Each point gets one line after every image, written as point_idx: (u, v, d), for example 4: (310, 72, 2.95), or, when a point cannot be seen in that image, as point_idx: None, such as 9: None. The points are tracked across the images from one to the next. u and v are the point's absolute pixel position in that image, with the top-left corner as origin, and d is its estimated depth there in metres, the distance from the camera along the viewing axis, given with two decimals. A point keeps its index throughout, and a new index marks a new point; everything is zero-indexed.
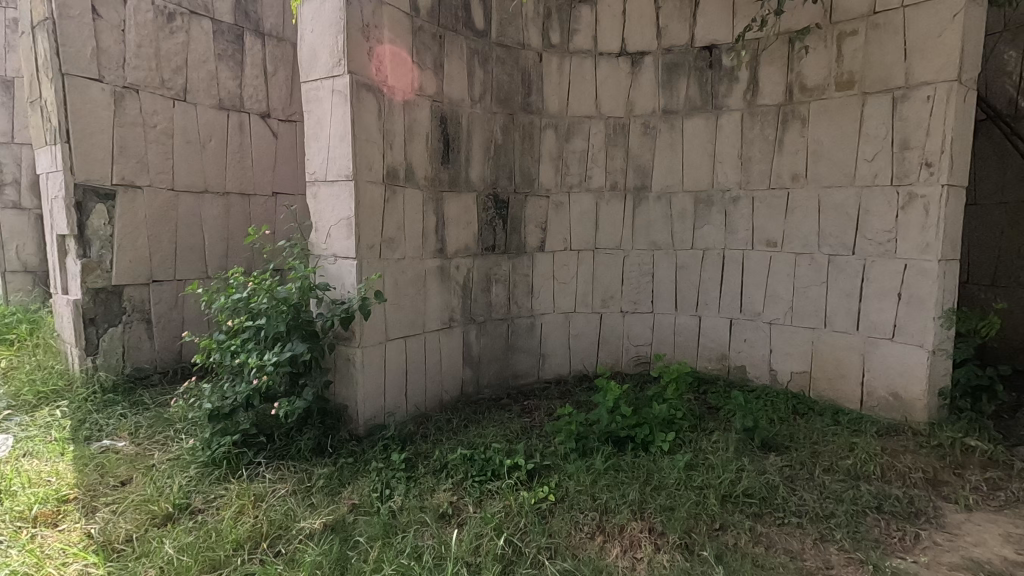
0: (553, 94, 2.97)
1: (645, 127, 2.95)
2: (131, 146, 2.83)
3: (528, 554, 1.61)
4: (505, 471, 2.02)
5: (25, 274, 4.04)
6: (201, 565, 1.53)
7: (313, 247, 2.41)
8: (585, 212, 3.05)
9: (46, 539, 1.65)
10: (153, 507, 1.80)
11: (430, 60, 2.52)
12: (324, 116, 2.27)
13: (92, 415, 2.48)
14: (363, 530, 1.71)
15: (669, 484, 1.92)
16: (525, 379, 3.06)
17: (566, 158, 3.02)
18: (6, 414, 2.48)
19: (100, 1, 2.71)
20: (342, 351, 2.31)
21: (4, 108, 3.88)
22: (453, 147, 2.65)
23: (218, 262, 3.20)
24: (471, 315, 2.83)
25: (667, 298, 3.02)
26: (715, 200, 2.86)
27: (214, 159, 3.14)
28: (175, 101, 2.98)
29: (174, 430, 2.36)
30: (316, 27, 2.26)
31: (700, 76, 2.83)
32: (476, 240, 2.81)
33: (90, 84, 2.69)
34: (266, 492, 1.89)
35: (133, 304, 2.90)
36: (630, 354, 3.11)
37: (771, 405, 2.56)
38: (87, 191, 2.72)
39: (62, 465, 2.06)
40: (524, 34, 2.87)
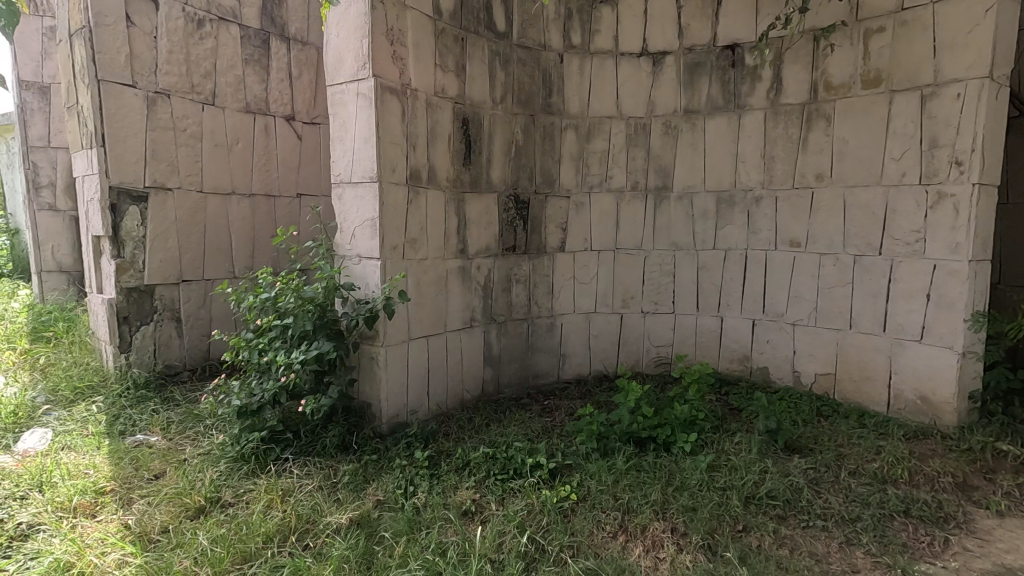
0: (574, 95, 2.98)
1: (666, 127, 2.94)
2: (163, 150, 2.91)
3: (550, 552, 1.63)
4: (527, 470, 2.04)
5: (60, 273, 4.18)
6: (233, 557, 1.58)
7: (338, 248, 2.46)
8: (605, 212, 3.05)
9: (86, 529, 1.72)
10: (186, 499, 1.86)
11: (452, 62, 2.55)
12: (349, 118, 2.32)
13: (125, 411, 2.56)
14: (388, 526, 1.74)
15: (692, 485, 1.92)
16: (545, 379, 3.08)
17: (586, 159, 3.02)
18: (45, 408, 2.57)
19: (133, 10, 2.79)
20: (366, 350, 2.35)
21: (41, 114, 4.03)
22: (475, 148, 2.68)
23: (245, 263, 3.28)
24: (492, 314, 2.85)
25: (688, 299, 3.01)
26: (737, 200, 2.84)
27: (241, 162, 3.21)
28: (204, 105, 3.05)
29: (204, 426, 2.43)
30: (342, 32, 2.31)
31: (723, 75, 2.81)
32: (497, 241, 2.84)
33: (124, 90, 2.77)
34: (293, 487, 1.93)
35: (164, 303, 2.98)
36: (650, 355, 3.10)
37: (794, 407, 2.54)
38: (121, 193, 2.81)
39: (99, 458, 2.13)
40: (545, 35, 2.88)
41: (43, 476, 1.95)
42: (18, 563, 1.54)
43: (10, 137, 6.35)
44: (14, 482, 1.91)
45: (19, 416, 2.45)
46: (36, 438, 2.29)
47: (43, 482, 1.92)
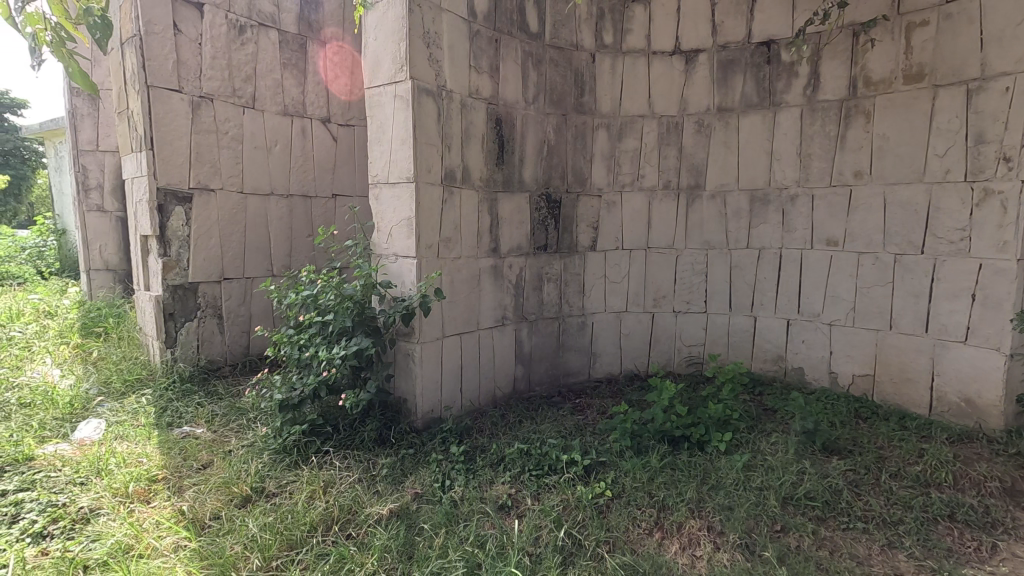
0: (606, 94, 2.99)
1: (699, 125, 2.92)
2: (206, 152, 3.01)
3: (587, 547, 1.64)
4: (561, 466, 2.06)
5: (108, 272, 4.37)
6: (281, 544, 1.64)
7: (376, 247, 2.52)
8: (637, 212, 3.05)
9: (142, 514, 1.80)
10: (234, 488, 1.94)
11: (486, 63, 2.59)
12: (386, 120, 2.37)
13: (173, 403, 2.67)
14: (427, 518, 1.78)
15: (728, 484, 1.91)
16: (576, 377, 3.09)
17: (618, 158, 3.03)
18: (98, 400, 2.69)
19: (181, 18, 2.91)
20: (402, 346, 2.40)
21: (91, 118, 4.22)
22: (508, 148, 2.71)
23: (283, 262, 3.37)
24: (524, 313, 2.88)
25: (721, 299, 2.98)
26: (772, 199, 2.81)
27: (280, 163, 3.30)
28: (244, 108, 3.15)
29: (248, 418, 2.52)
30: (380, 35, 2.36)
31: (757, 72, 2.78)
32: (529, 240, 2.86)
33: (171, 95, 2.88)
34: (334, 478, 1.99)
35: (207, 300, 3.09)
36: (682, 354, 3.08)
37: (832, 408, 2.49)
38: (168, 194, 2.92)
39: (151, 448, 2.23)
40: (578, 35, 2.90)
41: (100, 463, 2.05)
42: (82, 544, 1.63)
43: (60, 142, 6.65)
44: (74, 468, 2.02)
45: (75, 406, 2.57)
46: (91, 427, 2.40)
47: (101, 468, 2.02)
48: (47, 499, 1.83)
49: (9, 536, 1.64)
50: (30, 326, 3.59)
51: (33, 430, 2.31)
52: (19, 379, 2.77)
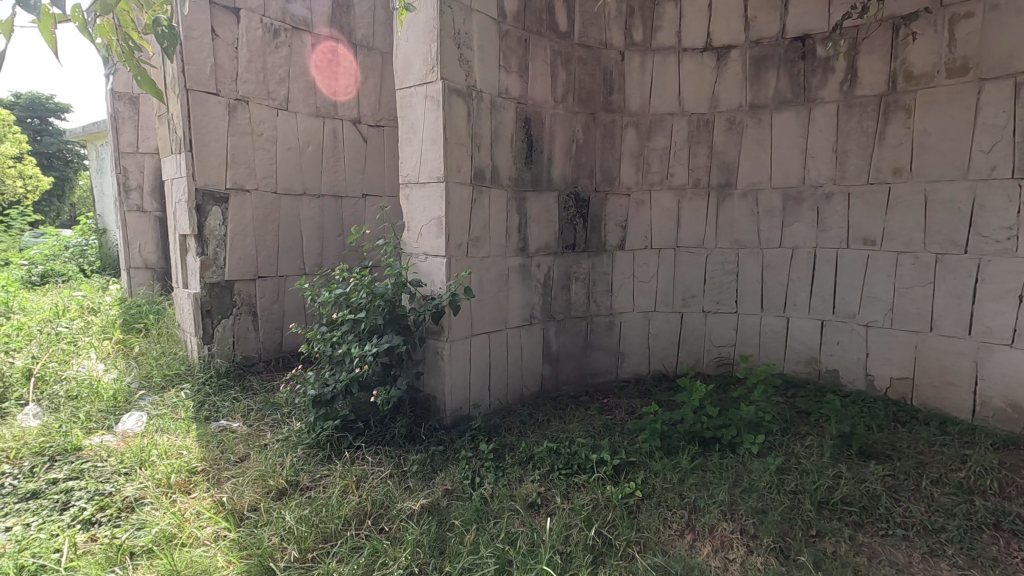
0: (635, 92, 2.97)
1: (730, 123, 2.86)
2: (242, 154, 3.10)
3: (618, 546, 1.64)
4: (591, 466, 2.05)
5: (146, 270, 4.51)
6: (316, 536, 1.68)
7: (405, 246, 2.55)
8: (666, 210, 3.02)
9: (183, 504, 1.87)
10: (270, 481, 1.99)
11: (515, 63, 2.60)
12: (417, 121, 2.40)
13: (210, 398, 2.75)
14: (458, 514, 1.80)
15: (761, 487, 1.88)
16: (603, 377, 3.08)
17: (646, 156, 3.00)
18: (140, 393, 2.79)
19: (218, 23, 3.00)
20: (432, 344, 2.43)
21: (132, 122, 4.37)
22: (536, 147, 2.72)
23: (314, 261, 3.44)
24: (551, 312, 2.89)
25: (752, 299, 2.92)
26: (805, 197, 2.74)
27: (312, 163, 3.36)
28: (278, 110, 3.22)
29: (282, 413, 2.58)
30: (412, 36, 2.38)
31: (791, 68, 2.71)
32: (557, 239, 2.87)
33: (209, 98, 2.97)
34: (367, 473, 2.03)
35: (243, 297, 3.17)
36: (711, 355, 3.03)
37: (868, 411, 2.43)
38: (206, 194, 3.00)
39: (190, 440, 2.30)
40: (607, 33, 2.89)
41: (143, 454, 2.13)
42: (128, 532, 1.70)
43: (102, 144, 6.92)
44: (119, 459, 2.10)
45: (119, 399, 2.67)
46: (133, 419, 2.49)
47: (144, 459, 2.10)
48: (95, 488, 1.91)
49: (62, 522, 1.73)
50: (75, 321, 3.74)
51: (80, 421, 2.41)
52: (66, 372, 2.86)
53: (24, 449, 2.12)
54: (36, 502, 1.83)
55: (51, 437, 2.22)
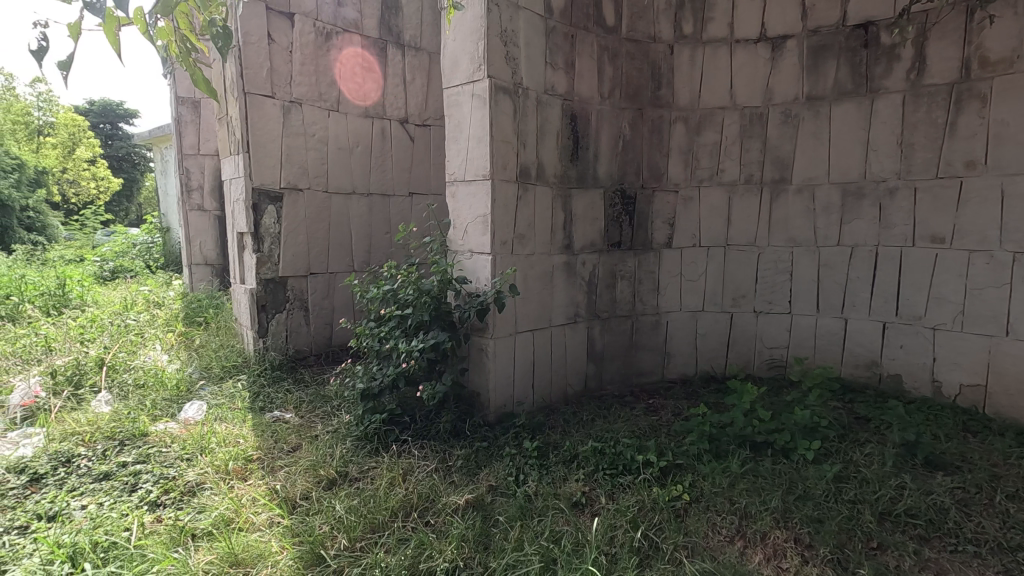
0: (684, 86, 2.89)
1: (786, 115, 2.74)
2: (295, 154, 3.20)
3: (665, 550, 1.61)
4: (637, 467, 2.02)
5: (206, 266, 4.74)
6: (364, 526, 1.72)
7: (451, 243, 2.58)
8: (716, 207, 2.92)
9: (240, 490, 1.95)
10: (321, 470, 2.05)
11: (562, 59, 2.58)
12: (463, 119, 2.41)
13: (265, 389, 2.86)
14: (503, 510, 1.81)
15: (816, 495, 1.80)
16: (649, 377, 3.04)
17: (695, 151, 2.92)
18: (200, 383, 2.93)
19: (274, 28, 3.11)
20: (476, 341, 2.44)
21: (194, 125, 4.59)
22: (582, 144, 2.69)
23: (363, 258, 3.53)
24: (596, 311, 2.86)
25: (807, 299, 2.79)
26: (866, 192, 2.60)
27: (361, 163, 3.44)
28: (329, 111, 3.32)
29: (332, 406, 2.66)
30: (458, 35, 2.40)
31: (853, 57, 2.58)
32: (603, 237, 2.84)
33: (265, 101, 3.08)
34: (413, 467, 2.06)
35: (295, 293, 3.28)
36: (763, 357, 2.92)
37: (935, 419, 2.29)
38: (262, 194, 3.11)
39: (247, 429, 2.40)
40: (655, 27, 2.84)
41: (203, 441, 2.24)
42: (190, 514, 1.79)
43: (167, 147, 7.33)
44: (182, 445, 2.22)
45: (181, 388, 2.82)
46: (194, 408, 2.62)
47: (204, 446, 2.21)
48: (160, 472, 2.02)
49: (131, 502, 1.84)
50: (142, 314, 3.97)
51: (146, 409, 2.55)
52: (134, 361, 3.03)
53: (97, 434, 2.26)
54: (108, 483, 1.95)
55: (121, 423, 2.35)
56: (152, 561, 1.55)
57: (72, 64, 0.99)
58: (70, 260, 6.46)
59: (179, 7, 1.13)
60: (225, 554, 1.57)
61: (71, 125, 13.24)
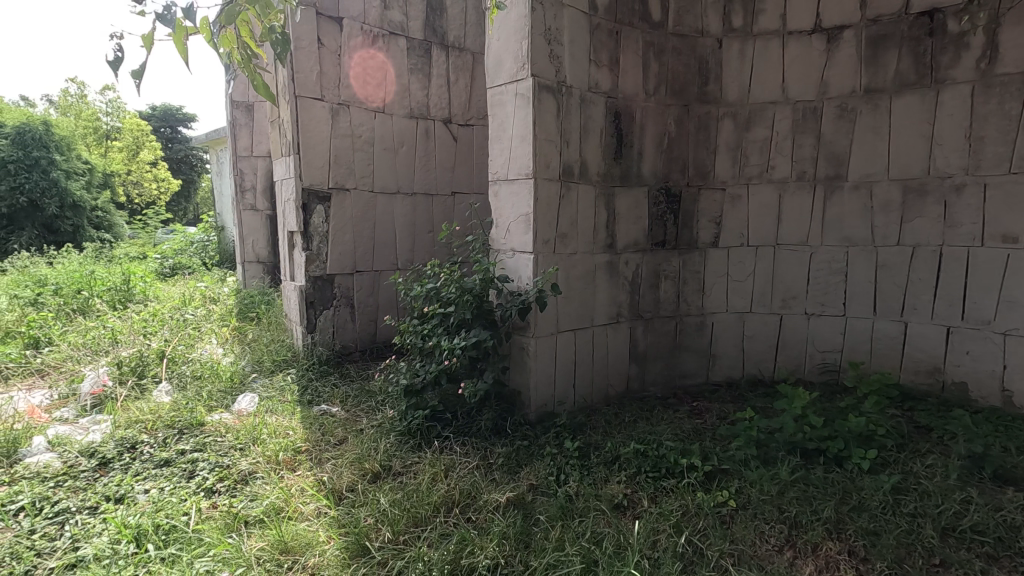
0: (732, 80, 2.80)
1: (842, 109, 2.62)
2: (343, 155, 3.29)
3: (710, 557, 1.57)
4: (680, 470, 1.98)
5: (258, 264, 4.93)
6: (407, 520, 1.75)
7: (493, 242, 2.59)
8: (766, 205, 2.82)
9: (290, 480, 2.03)
10: (366, 464, 2.10)
11: (606, 57, 2.55)
12: (506, 118, 2.42)
13: (313, 383, 2.96)
14: (544, 509, 1.81)
15: (872, 506, 1.72)
16: (693, 379, 2.97)
17: (744, 148, 2.82)
18: (253, 376, 3.06)
19: (324, 33, 3.21)
20: (518, 340, 2.45)
21: (247, 127, 4.79)
22: (626, 142, 2.66)
23: (407, 257, 3.59)
24: (639, 311, 2.83)
25: (863, 301, 2.66)
26: (930, 189, 2.47)
27: (406, 163, 3.50)
28: (376, 112, 3.39)
29: (376, 400, 2.72)
30: (502, 34, 2.40)
31: (916, 46, 2.44)
32: (646, 236, 2.80)
33: (315, 104, 3.18)
34: (455, 463, 2.09)
35: (342, 291, 3.38)
36: (814, 361, 2.80)
37: (1005, 430, 2.15)
38: (311, 194, 3.21)
39: (296, 422, 2.49)
40: (703, 20, 2.78)
41: (256, 432, 2.33)
42: (243, 502, 1.87)
43: (222, 149, 7.68)
44: (236, 435, 2.31)
45: (235, 381, 2.94)
46: (247, 400, 2.74)
47: (256, 437, 2.30)
48: (215, 460, 2.12)
49: (189, 488, 1.93)
50: (199, 309, 4.17)
51: (203, 399, 2.68)
52: (191, 354, 3.19)
53: (159, 422, 2.39)
54: (169, 469, 2.06)
55: (180, 412, 2.48)
56: (209, 545, 1.63)
57: (144, 72, 1.05)
58: (134, 257, 6.84)
59: (240, 15, 1.14)
60: (276, 541, 1.64)
61: (136, 130, 14.01)
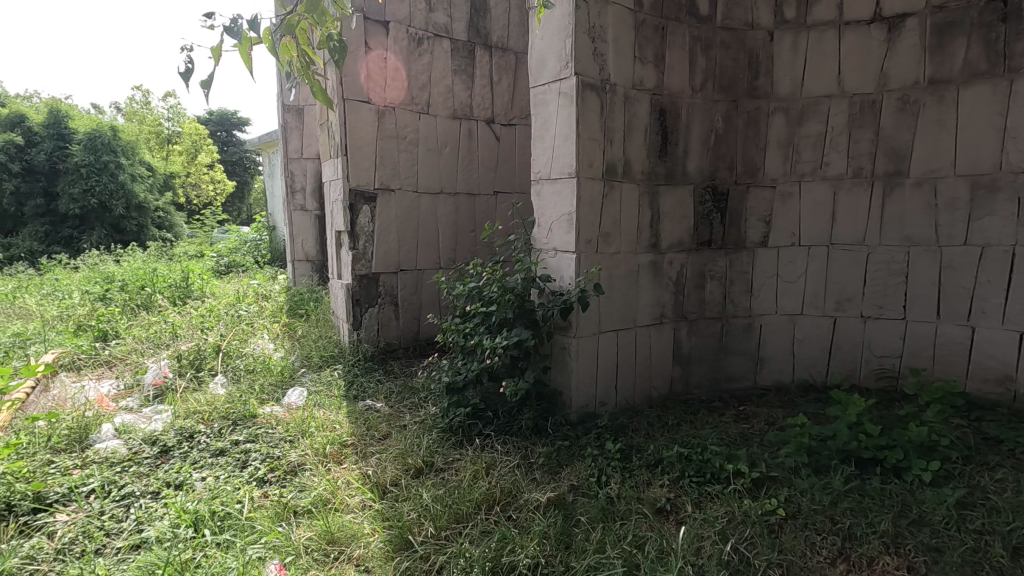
0: (784, 74, 2.71)
1: (903, 102, 2.49)
2: (388, 156, 3.36)
3: (757, 566, 1.53)
4: (726, 476, 1.93)
5: (307, 263, 5.10)
6: (449, 516, 1.77)
7: (535, 242, 2.59)
8: (819, 203, 2.71)
9: (336, 472, 2.09)
10: (409, 459, 2.14)
11: (651, 53, 2.51)
12: (549, 117, 2.41)
13: (358, 379, 3.03)
14: (585, 510, 1.80)
15: (934, 521, 1.63)
16: (739, 383, 2.89)
17: (796, 144, 2.72)
18: (302, 371, 3.17)
19: (371, 37, 3.29)
20: (560, 340, 2.44)
21: (298, 130, 4.95)
22: (671, 140, 2.61)
23: (449, 256, 3.63)
24: (683, 312, 2.77)
25: (926, 304, 2.53)
26: (1001, 185, 2.31)
27: (449, 163, 3.54)
28: (420, 114, 3.45)
29: (419, 397, 2.77)
30: (546, 33, 2.40)
31: (987, 33, 2.29)
32: (691, 235, 2.74)
33: (362, 106, 3.27)
34: (496, 461, 2.10)
35: (386, 289, 3.45)
36: (871, 367, 2.68)
37: None
38: (358, 194, 3.30)
39: (342, 416, 2.56)
40: (753, 13, 2.69)
41: (304, 425, 2.41)
42: (293, 492, 1.94)
43: (274, 152, 7.96)
44: (286, 427, 2.40)
45: (285, 375, 3.05)
46: (297, 394, 2.83)
47: (305, 430, 2.38)
48: (267, 451, 2.21)
49: (242, 477, 2.02)
50: (252, 306, 4.34)
51: (255, 392, 2.79)
52: (245, 349, 3.32)
53: (214, 413, 2.50)
54: (224, 458, 2.16)
55: (234, 404, 2.59)
56: (260, 532, 1.70)
57: (212, 84, 1.09)
58: (192, 255, 7.18)
59: (298, 24, 1.17)
60: (323, 532, 1.69)
61: (194, 134, 14.70)
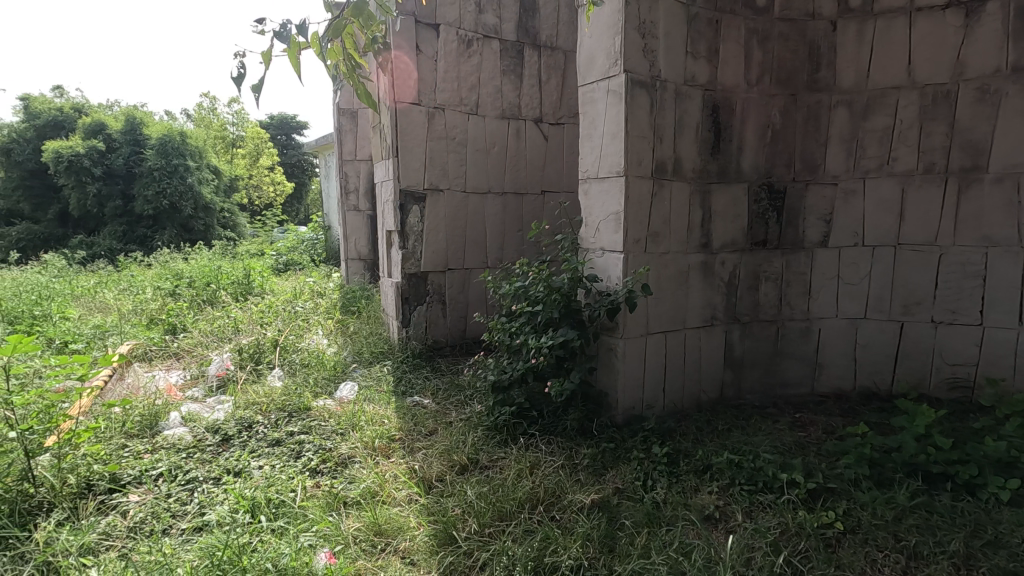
0: (848, 66, 2.57)
1: (982, 92, 2.32)
2: (437, 157, 3.41)
3: None
4: (779, 486, 1.85)
5: (359, 261, 5.25)
6: (493, 513, 1.79)
7: (582, 242, 2.56)
8: (885, 201, 2.56)
9: (385, 466, 2.14)
10: (455, 456, 2.17)
11: (704, 48, 2.44)
12: (597, 115, 2.39)
13: (407, 375, 3.10)
14: (630, 514, 1.77)
15: (1012, 544, 1.51)
16: (795, 389, 2.77)
17: (861, 139, 2.58)
18: (353, 366, 3.27)
19: (422, 40, 3.35)
20: (606, 340, 2.41)
21: (352, 132, 5.10)
22: (725, 136, 2.53)
23: (496, 255, 3.66)
24: (735, 314, 2.68)
25: (1006, 310, 2.34)
26: None
27: (497, 163, 3.56)
28: (469, 114, 3.49)
29: (466, 395, 2.80)
30: (595, 31, 2.37)
31: None
32: (745, 235, 2.65)
33: (412, 108, 3.33)
34: (540, 461, 2.10)
35: (434, 288, 3.51)
36: (942, 375, 2.51)
37: None
38: (407, 195, 3.37)
39: (391, 411, 2.62)
40: (815, 3, 2.57)
41: (354, 418, 2.49)
42: (343, 483, 2.00)
43: (329, 154, 8.24)
44: (337, 420, 2.49)
45: (337, 369, 3.16)
46: (348, 388, 2.93)
47: (355, 423, 2.45)
48: (320, 442, 2.29)
49: (296, 467, 2.10)
50: (308, 302, 4.51)
51: (310, 385, 2.91)
52: (300, 343, 3.46)
53: (272, 404, 2.62)
54: (279, 448, 2.26)
55: (290, 397, 2.70)
56: (312, 521, 1.77)
57: (262, 85, 1.15)
58: (254, 254, 7.54)
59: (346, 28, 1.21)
60: (370, 523, 1.74)
61: (257, 138, 15.41)
